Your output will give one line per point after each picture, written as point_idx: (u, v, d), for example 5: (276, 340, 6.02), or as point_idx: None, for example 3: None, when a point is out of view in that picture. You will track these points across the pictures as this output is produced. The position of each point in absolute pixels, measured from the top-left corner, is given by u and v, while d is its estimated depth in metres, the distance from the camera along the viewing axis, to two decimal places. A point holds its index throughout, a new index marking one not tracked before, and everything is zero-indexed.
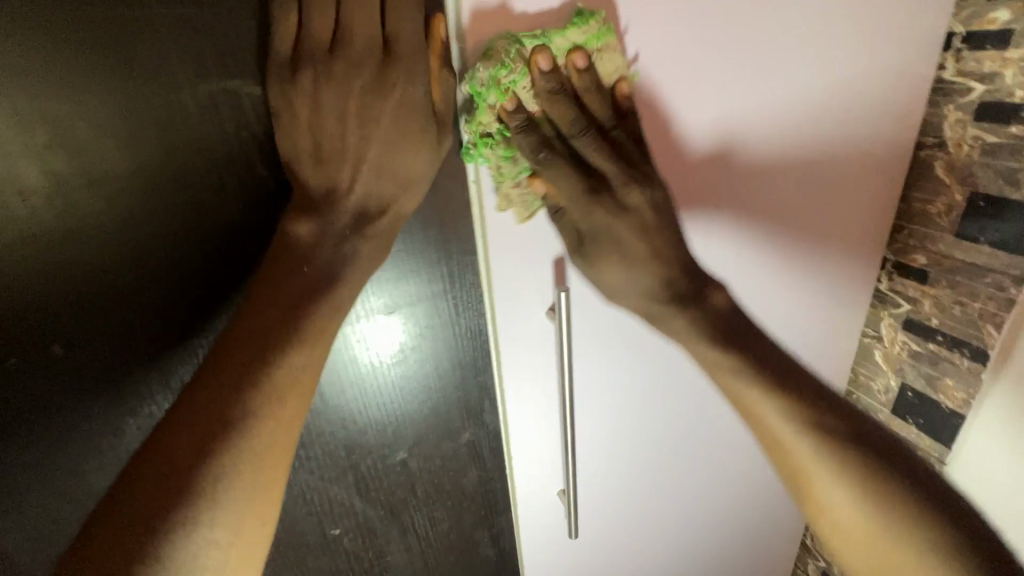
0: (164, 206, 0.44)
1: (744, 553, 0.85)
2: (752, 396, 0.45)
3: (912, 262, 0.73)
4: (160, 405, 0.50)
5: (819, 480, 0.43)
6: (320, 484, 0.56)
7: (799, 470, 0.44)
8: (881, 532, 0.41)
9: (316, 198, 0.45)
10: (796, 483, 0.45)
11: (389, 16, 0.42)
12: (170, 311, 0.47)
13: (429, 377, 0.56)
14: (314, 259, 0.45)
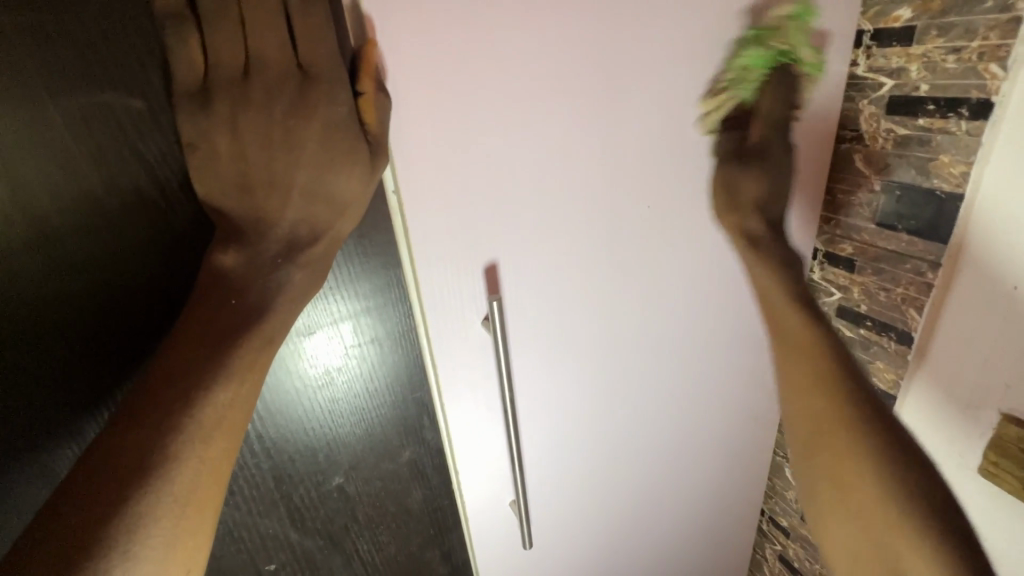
0: (38, 236, 0.40)
1: (700, 545, 0.87)
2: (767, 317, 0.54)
3: (840, 252, 0.76)
4: (56, 450, 0.46)
5: (851, 455, 0.46)
6: (249, 519, 0.53)
7: (802, 376, 0.51)
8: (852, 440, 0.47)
9: (236, 226, 0.43)
10: (793, 388, 0.51)
11: (284, 18, 0.39)
12: (60, 348, 0.43)
13: (361, 397, 0.53)
14: (245, 291, 0.42)
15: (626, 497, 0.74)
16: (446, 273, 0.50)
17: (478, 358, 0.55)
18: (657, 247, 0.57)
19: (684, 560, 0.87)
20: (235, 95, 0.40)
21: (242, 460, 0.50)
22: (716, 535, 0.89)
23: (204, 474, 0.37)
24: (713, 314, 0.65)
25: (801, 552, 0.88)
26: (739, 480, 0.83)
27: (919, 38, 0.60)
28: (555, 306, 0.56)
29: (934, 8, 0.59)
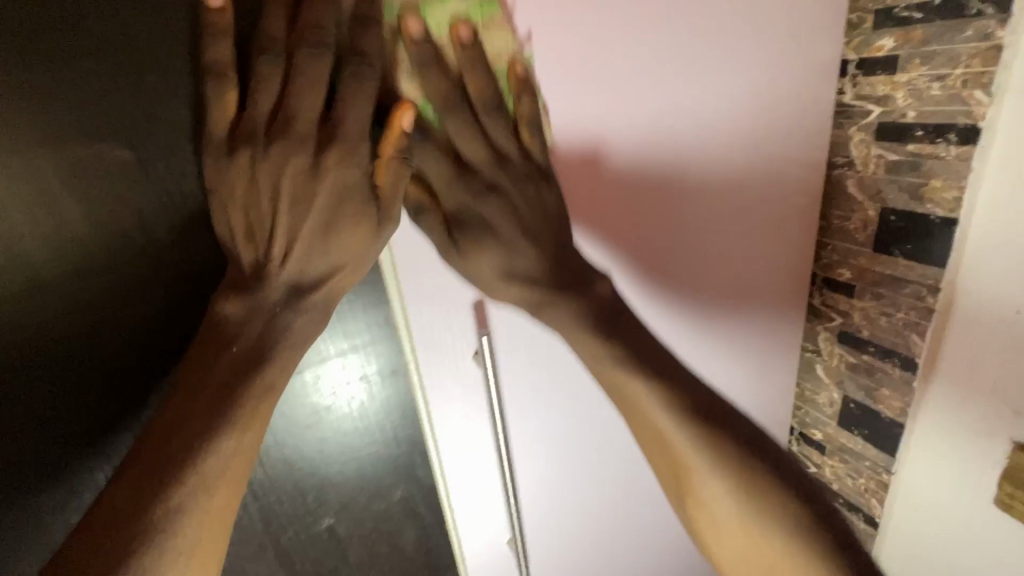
0: (33, 282, 0.41)
1: None
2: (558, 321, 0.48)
3: (839, 277, 0.74)
4: (47, 494, 0.47)
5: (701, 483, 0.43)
6: (237, 562, 0.52)
7: (677, 462, 0.44)
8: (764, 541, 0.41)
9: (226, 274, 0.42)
10: (675, 474, 0.44)
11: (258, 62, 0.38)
12: (51, 392, 0.44)
13: (351, 435, 0.53)
14: (240, 337, 0.40)
15: (630, 533, 0.72)
16: (434, 311, 0.50)
17: (469, 395, 0.54)
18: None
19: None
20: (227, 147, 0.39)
21: None
22: None
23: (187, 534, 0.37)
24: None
25: None
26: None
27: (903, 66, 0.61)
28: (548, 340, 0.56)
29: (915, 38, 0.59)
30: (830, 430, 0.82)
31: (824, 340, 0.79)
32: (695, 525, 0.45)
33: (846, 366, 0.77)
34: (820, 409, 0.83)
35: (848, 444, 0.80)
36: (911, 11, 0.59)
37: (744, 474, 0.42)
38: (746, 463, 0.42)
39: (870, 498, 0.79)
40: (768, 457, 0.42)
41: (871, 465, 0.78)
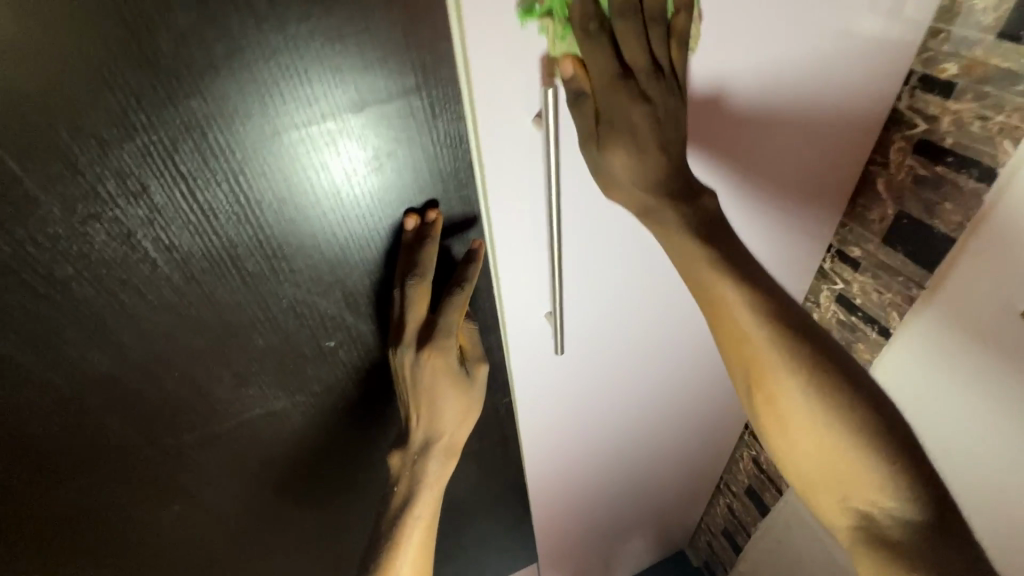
0: (131, 79, 0.37)
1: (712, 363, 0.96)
2: (714, 312, 0.49)
3: (940, 73, 0.63)
4: (174, 291, 0.49)
5: (773, 374, 0.48)
6: (309, 297, 0.56)
7: (722, 328, 0.50)
8: (858, 462, 0.45)
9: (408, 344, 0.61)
10: (746, 368, 0.50)
11: None
12: (161, 190, 0.43)
13: (409, 189, 0.52)
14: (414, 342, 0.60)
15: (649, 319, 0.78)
16: (501, 61, 0.44)
17: (525, 164, 0.52)
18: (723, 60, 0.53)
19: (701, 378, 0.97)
20: (427, 64, 0.44)
21: (298, 240, 0.51)
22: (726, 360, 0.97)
23: (440, 422, 0.66)
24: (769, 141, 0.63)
25: None
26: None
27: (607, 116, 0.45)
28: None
29: (628, 98, 0.45)
30: (872, 247, 0.80)
31: (896, 151, 0.71)
32: (782, 447, 0.50)
33: (913, 180, 0.71)
34: (866, 226, 0.79)
35: (886, 260, 0.79)
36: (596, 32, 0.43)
37: (909, 504, 0.44)
38: (848, 395, 0.46)
39: (890, 311, 0.81)
40: (851, 379, 0.47)
41: (904, 280, 0.77)
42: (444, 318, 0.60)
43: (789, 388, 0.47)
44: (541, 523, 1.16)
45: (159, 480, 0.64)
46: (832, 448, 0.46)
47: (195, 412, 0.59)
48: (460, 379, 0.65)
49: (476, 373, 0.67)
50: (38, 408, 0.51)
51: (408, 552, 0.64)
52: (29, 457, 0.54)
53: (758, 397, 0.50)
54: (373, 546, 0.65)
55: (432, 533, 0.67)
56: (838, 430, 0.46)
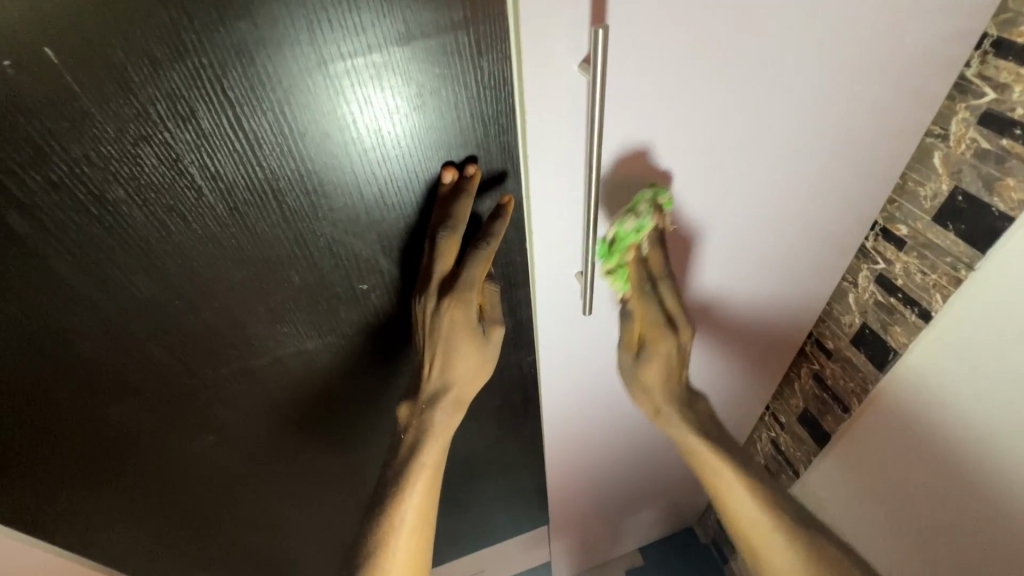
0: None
1: (739, 338, 0.95)
2: (699, 463, 0.72)
3: (1016, 38, 0.59)
4: (217, 221, 0.50)
5: (727, 488, 0.70)
6: (345, 238, 0.56)
7: (683, 437, 0.74)
8: (778, 538, 0.67)
9: (432, 290, 0.61)
10: (715, 491, 0.71)
11: None
12: (209, 115, 0.43)
13: (450, 132, 0.51)
14: (436, 288, 0.60)
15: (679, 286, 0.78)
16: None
17: (568, 114, 0.50)
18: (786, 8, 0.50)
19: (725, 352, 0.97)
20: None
21: (338, 178, 0.51)
22: (753, 335, 0.96)
23: (454, 378, 0.66)
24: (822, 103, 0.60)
25: (839, 371, 0.99)
26: (793, 287, 0.89)
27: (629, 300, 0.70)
28: (667, 64, 0.50)
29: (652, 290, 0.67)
30: (920, 225, 0.77)
31: (957, 123, 0.68)
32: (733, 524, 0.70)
33: (974, 154, 0.67)
34: (916, 203, 0.76)
35: (934, 240, 0.76)
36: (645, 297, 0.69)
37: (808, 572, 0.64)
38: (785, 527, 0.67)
39: (933, 293, 0.78)
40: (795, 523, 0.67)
41: (952, 261, 0.74)
42: (467, 272, 0.59)
43: (743, 500, 0.69)
44: (554, 485, 1.18)
45: (196, 410, 0.67)
46: (763, 531, 0.67)
47: (231, 345, 0.61)
48: (477, 336, 0.64)
49: (492, 335, 0.65)
50: (89, 330, 0.54)
51: (413, 497, 0.66)
52: (80, 377, 0.57)
53: (720, 507, 0.71)
54: (385, 486, 0.67)
55: (434, 484, 0.68)
56: (775, 536, 0.67)
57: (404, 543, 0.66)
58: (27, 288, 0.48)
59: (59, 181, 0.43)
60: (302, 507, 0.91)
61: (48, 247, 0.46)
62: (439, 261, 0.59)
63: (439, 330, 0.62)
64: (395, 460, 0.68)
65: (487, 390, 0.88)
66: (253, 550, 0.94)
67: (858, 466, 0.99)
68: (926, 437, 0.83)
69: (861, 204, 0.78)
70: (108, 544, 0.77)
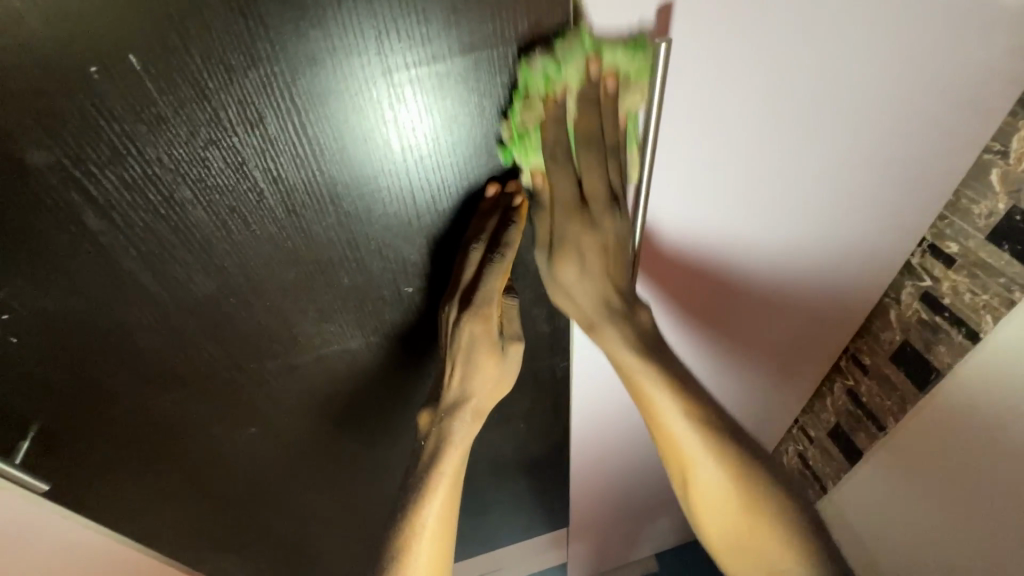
0: (262, 8, 0.38)
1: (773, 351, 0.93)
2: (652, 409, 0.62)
3: None
4: (275, 224, 0.51)
5: (695, 470, 0.62)
6: (394, 242, 0.57)
7: (638, 387, 0.62)
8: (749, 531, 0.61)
9: (456, 299, 0.61)
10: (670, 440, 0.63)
11: None
12: (276, 122, 0.44)
13: (502, 140, 0.52)
14: (460, 299, 0.60)
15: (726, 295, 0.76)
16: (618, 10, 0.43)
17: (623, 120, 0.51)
18: (852, 23, 0.49)
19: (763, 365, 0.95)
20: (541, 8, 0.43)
21: (392, 183, 0.52)
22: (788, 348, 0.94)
23: (475, 387, 0.67)
24: (877, 117, 0.58)
25: (875, 388, 0.97)
26: (837, 304, 0.86)
27: (560, 234, 0.58)
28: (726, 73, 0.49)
29: (595, 147, 0.51)
30: (972, 243, 0.74)
31: (1019, 141, 0.65)
32: (701, 523, 0.65)
33: None
34: (970, 221, 0.74)
35: (986, 259, 0.74)
36: (554, 163, 0.52)
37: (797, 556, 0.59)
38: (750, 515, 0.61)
39: (983, 314, 0.76)
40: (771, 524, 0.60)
41: (1006, 281, 0.72)
42: (485, 284, 0.58)
43: (708, 475, 0.61)
44: (577, 487, 1.18)
45: (238, 402, 0.68)
46: (732, 522, 0.62)
47: (278, 342, 0.63)
48: (495, 349, 0.64)
49: (510, 349, 0.66)
50: (148, 323, 0.56)
51: (435, 504, 0.67)
52: (137, 367, 0.59)
53: (677, 463, 0.64)
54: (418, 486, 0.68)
55: (454, 493, 0.69)
56: (722, 509, 0.62)
57: (426, 547, 0.67)
58: (95, 283, 0.50)
59: (132, 183, 0.45)
60: (330, 497, 0.92)
61: (119, 245, 0.48)
62: (465, 271, 0.59)
63: (460, 340, 0.63)
64: (416, 468, 0.69)
65: (518, 393, 0.88)
66: (284, 537, 0.97)
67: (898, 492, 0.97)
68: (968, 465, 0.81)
69: (912, 220, 0.76)
70: (152, 527, 0.80)
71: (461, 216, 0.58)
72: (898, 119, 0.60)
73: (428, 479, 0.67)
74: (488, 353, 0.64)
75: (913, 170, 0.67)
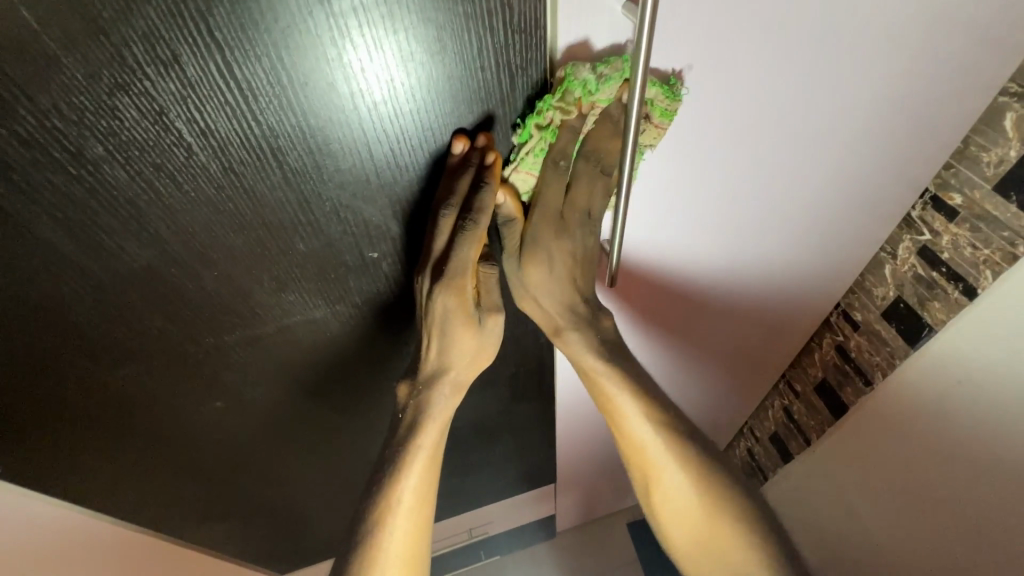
0: None
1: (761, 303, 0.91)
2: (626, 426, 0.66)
3: None
4: (211, 183, 0.45)
5: (655, 469, 0.65)
6: (354, 202, 0.51)
7: (615, 411, 0.66)
8: (702, 505, 0.64)
9: (428, 269, 0.57)
10: (632, 451, 0.67)
11: None
12: (195, 62, 0.37)
13: (469, 84, 0.45)
14: (431, 268, 0.57)
15: (717, 244, 0.75)
16: None
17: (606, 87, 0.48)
18: None
19: (748, 312, 0.93)
20: None
21: (344, 135, 0.45)
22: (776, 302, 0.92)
23: (454, 357, 0.64)
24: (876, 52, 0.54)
25: (864, 344, 0.94)
26: (829, 250, 0.83)
27: (532, 243, 0.60)
28: (709, 21, 0.46)
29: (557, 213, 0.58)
30: (978, 192, 0.69)
31: None
32: (651, 495, 0.67)
33: None
34: (977, 169, 0.68)
35: (991, 212, 0.69)
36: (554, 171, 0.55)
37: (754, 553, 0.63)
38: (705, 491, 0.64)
39: (983, 269, 0.71)
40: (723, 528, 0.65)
41: (1010, 235, 0.67)
42: (458, 252, 0.54)
43: (674, 483, 0.65)
44: (563, 445, 1.18)
45: (196, 377, 0.64)
46: (687, 512, 0.65)
47: (237, 314, 0.58)
48: (472, 320, 0.61)
49: (489, 322, 0.62)
50: (85, 299, 0.50)
51: (412, 482, 0.64)
52: (80, 345, 0.54)
53: (641, 469, 0.67)
54: (388, 466, 0.64)
55: (434, 468, 0.67)
56: (685, 497, 0.65)
57: (399, 521, 0.64)
58: (10, 255, 0.44)
59: (32, 138, 0.38)
60: (311, 465, 0.90)
61: (30, 213, 0.42)
62: (436, 239, 0.54)
63: (433, 312, 0.59)
64: (392, 441, 0.66)
65: (500, 357, 0.85)
66: (268, 506, 0.95)
67: (865, 458, 0.96)
68: (947, 430, 0.79)
69: (912, 168, 0.71)
70: (126, 503, 0.77)
71: (427, 174, 0.52)
72: (900, 54, 0.55)
73: (404, 452, 0.64)
74: (466, 324, 0.61)
75: (915, 113, 0.63)
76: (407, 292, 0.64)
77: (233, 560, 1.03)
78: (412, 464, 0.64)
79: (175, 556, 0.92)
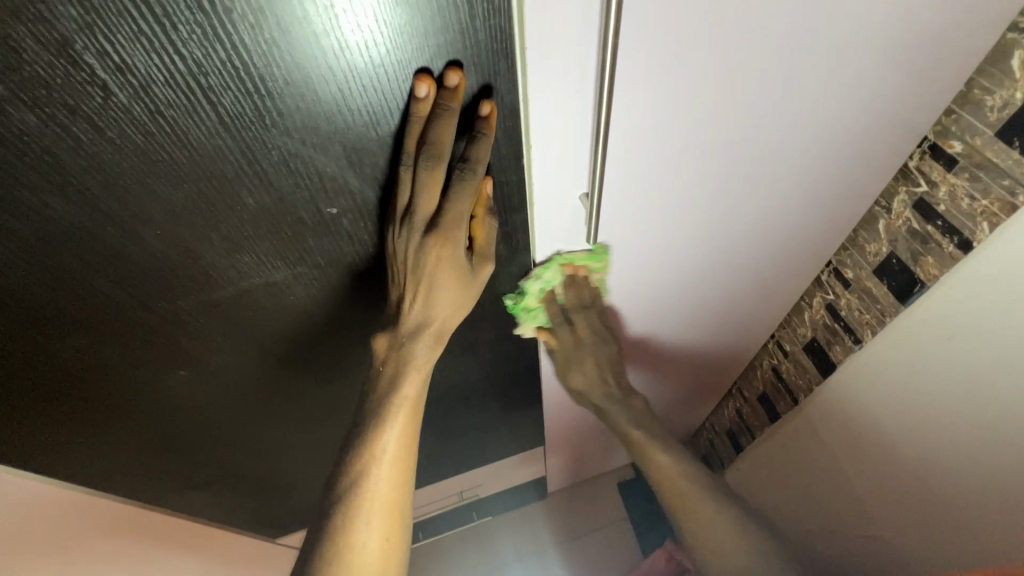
0: None
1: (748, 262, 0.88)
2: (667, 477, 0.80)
3: None
4: (139, 129, 0.40)
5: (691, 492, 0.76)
6: (303, 151, 0.47)
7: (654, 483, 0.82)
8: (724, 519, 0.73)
9: (416, 226, 0.55)
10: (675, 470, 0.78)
11: None
12: None
13: (424, 13, 0.40)
14: (422, 225, 0.55)
15: (690, 227, 0.73)
16: None
17: (579, 29, 0.42)
18: None
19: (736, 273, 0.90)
20: None
21: (285, 72, 0.41)
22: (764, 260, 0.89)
23: (435, 307, 0.62)
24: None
25: (855, 303, 0.91)
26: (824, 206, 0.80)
27: (566, 359, 0.91)
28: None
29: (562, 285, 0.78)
30: (978, 140, 0.65)
31: None
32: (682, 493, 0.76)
33: None
34: (979, 115, 0.64)
35: (992, 159, 0.65)
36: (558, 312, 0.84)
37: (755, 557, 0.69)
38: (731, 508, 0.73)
39: (980, 222, 0.68)
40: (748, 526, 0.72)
41: (1010, 184, 0.63)
42: (456, 205, 0.54)
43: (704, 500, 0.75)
44: (550, 408, 1.17)
45: (154, 345, 0.61)
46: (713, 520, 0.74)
47: (188, 277, 0.54)
48: (465, 272, 0.60)
49: (482, 271, 0.62)
50: (16, 263, 0.46)
51: (395, 433, 0.62)
52: (18, 312, 0.50)
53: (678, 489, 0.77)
54: (369, 417, 0.62)
55: (418, 419, 0.65)
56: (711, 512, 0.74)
57: (383, 476, 0.62)
58: None
59: None
60: (289, 432, 0.88)
61: None
62: (425, 193, 0.52)
63: (418, 266, 0.57)
64: (372, 394, 0.64)
65: (479, 322, 0.82)
66: (250, 472, 0.94)
67: (850, 417, 0.96)
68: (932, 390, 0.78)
69: (913, 117, 0.67)
70: (98, 473, 0.76)
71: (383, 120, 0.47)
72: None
73: (386, 404, 0.63)
74: (453, 277, 0.60)
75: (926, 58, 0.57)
76: (374, 252, 0.60)
77: (215, 525, 1.03)
78: (393, 415, 0.62)
79: (157, 521, 0.92)
